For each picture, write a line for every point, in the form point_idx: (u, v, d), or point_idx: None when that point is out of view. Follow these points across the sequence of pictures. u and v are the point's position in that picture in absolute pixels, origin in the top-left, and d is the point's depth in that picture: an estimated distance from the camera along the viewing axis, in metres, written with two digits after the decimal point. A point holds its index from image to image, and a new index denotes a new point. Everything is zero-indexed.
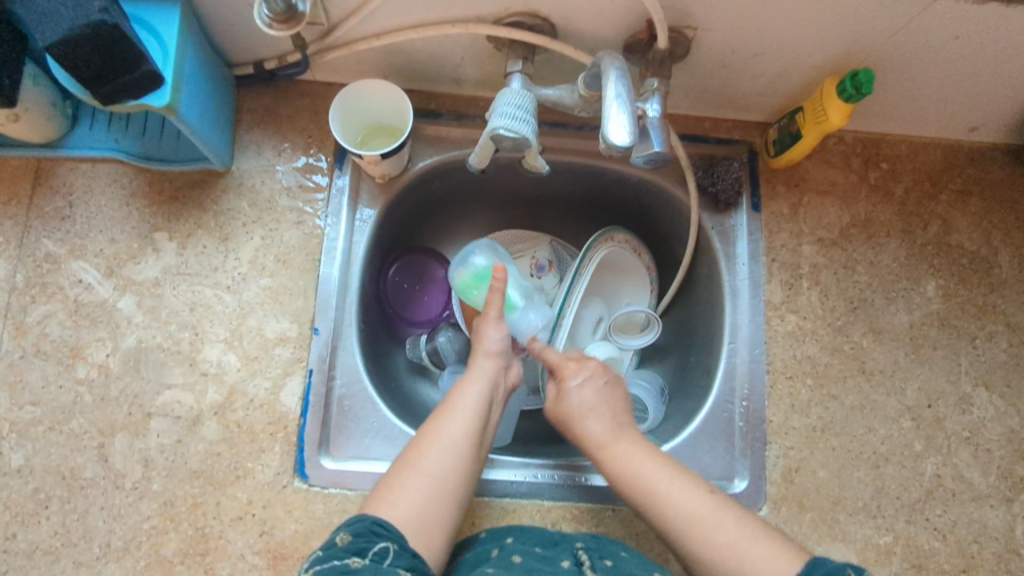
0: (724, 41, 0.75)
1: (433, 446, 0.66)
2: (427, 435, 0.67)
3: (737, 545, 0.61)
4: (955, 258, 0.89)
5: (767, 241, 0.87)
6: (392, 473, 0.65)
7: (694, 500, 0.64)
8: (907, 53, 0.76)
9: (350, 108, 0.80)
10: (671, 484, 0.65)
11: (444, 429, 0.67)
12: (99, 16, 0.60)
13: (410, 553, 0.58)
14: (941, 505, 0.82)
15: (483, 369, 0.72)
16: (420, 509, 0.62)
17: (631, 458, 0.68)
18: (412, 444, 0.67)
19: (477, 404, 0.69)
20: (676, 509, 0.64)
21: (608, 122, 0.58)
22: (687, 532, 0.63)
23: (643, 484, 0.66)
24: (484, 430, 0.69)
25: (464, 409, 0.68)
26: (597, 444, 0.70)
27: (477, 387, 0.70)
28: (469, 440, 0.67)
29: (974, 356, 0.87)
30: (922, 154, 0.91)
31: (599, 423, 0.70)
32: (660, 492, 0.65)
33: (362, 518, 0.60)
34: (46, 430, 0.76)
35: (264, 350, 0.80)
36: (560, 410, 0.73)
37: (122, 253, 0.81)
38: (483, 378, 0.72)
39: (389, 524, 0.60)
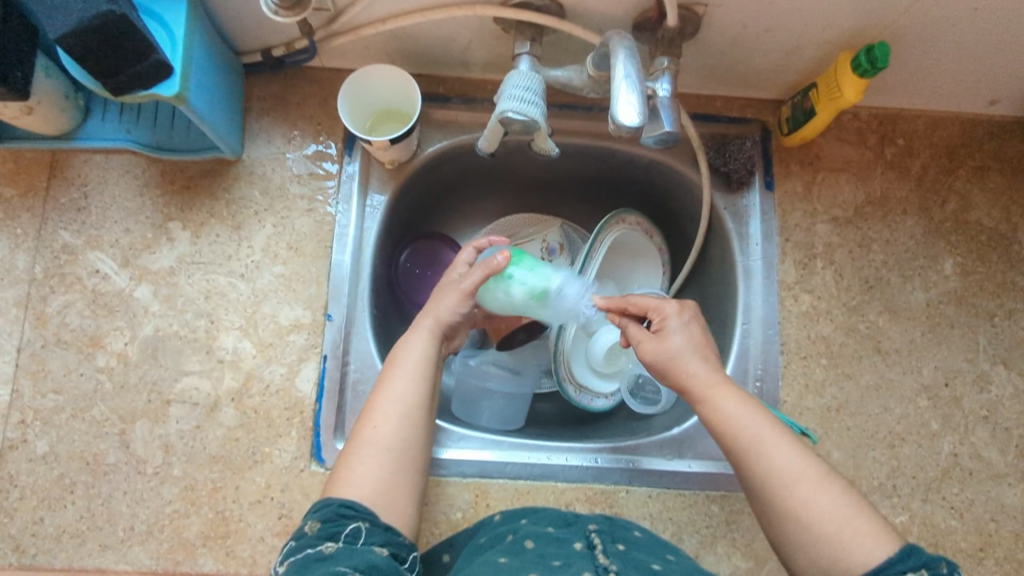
0: (735, 18, 0.74)
1: (388, 418, 0.67)
2: (378, 403, 0.68)
3: (836, 516, 0.59)
4: (973, 234, 0.87)
5: (781, 221, 0.86)
6: (349, 449, 0.66)
7: (793, 462, 0.62)
8: (925, 25, 0.74)
9: (358, 94, 0.80)
10: (778, 446, 0.63)
11: (393, 398, 0.68)
12: (107, 6, 0.59)
13: (382, 528, 0.61)
14: (958, 484, 0.81)
15: (424, 328, 0.73)
16: (380, 481, 0.64)
17: (740, 408, 0.65)
18: (362, 415, 0.68)
19: (422, 367, 0.70)
20: (779, 472, 0.62)
21: (617, 102, 0.57)
22: (788, 496, 0.61)
23: (755, 441, 0.63)
24: (430, 390, 0.70)
25: (410, 375, 0.69)
26: (701, 388, 0.67)
27: (421, 351, 0.71)
28: (417, 403, 0.68)
29: (992, 334, 0.85)
30: (940, 128, 0.90)
31: (704, 368, 0.68)
32: (767, 452, 0.63)
33: (328, 503, 0.62)
34: (70, 417, 0.78)
35: (278, 337, 0.80)
36: (659, 352, 0.69)
37: (137, 243, 0.82)
38: (426, 340, 0.72)
39: (356, 504, 0.62)
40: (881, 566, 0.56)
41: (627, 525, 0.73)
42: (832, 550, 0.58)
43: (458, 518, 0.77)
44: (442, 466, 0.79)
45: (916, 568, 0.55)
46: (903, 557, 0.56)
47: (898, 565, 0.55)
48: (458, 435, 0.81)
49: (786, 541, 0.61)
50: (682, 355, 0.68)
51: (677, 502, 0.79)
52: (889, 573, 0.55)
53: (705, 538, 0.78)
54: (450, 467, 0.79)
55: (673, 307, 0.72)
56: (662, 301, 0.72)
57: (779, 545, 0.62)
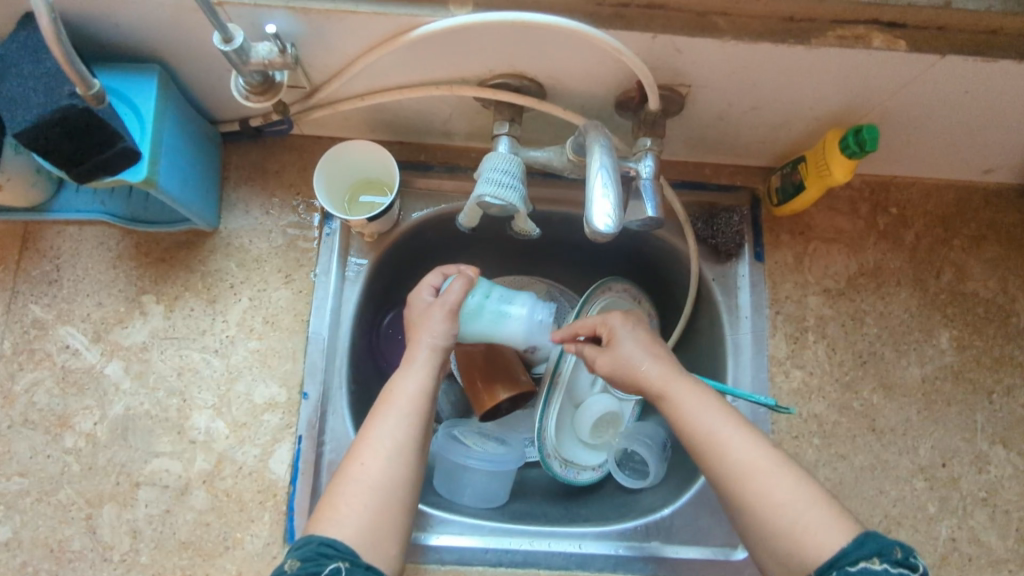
0: (721, 97, 0.72)
1: (375, 453, 0.64)
2: (366, 439, 0.65)
3: (788, 510, 0.59)
4: (969, 306, 0.85)
5: (771, 293, 0.84)
6: (335, 487, 0.63)
7: (746, 454, 0.62)
8: (916, 106, 0.72)
9: (335, 169, 0.78)
10: (735, 439, 0.63)
11: (385, 431, 0.65)
12: (68, 100, 0.57)
13: (363, 568, 0.58)
14: (956, 571, 0.78)
15: (420, 360, 0.70)
16: (365, 520, 0.61)
17: (693, 404, 0.65)
18: (350, 453, 0.65)
19: (413, 399, 0.68)
20: (733, 470, 0.62)
21: (592, 204, 0.55)
22: (744, 488, 0.61)
23: (710, 434, 0.64)
24: (424, 427, 0.67)
25: (402, 408, 0.67)
26: (654, 385, 0.67)
27: (415, 382, 0.68)
28: (407, 441, 0.65)
29: (990, 412, 0.83)
30: (934, 196, 0.88)
31: (655, 366, 0.68)
32: (721, 450, 0.63)
33: (309, 542, 0.59)
34: (34, 502, 0.75)
35: (252, 416, 0.78)
36: (614, 363, 0.70)
37: (109, 317, 0.80)
38: (422, 373, 0.69)
39: (337, 542, 0.59)
40: (835, 557, 0.56)
41: None
42: (788, 545, 0.58)
43: None
44: (420, 552, 0.76)
45: (868, 555, 0.55)
46: (857, 546, 0.56)
47: (852, 554, 0.55)
48: (437, 519, 0.78)
49: (744, 529, 0.62)
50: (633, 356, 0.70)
51: None
52: (842, 564, 0.55)
53: None
54: (427, 554, 0.76)
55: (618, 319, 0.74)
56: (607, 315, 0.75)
57: (743, 532, 0.62)
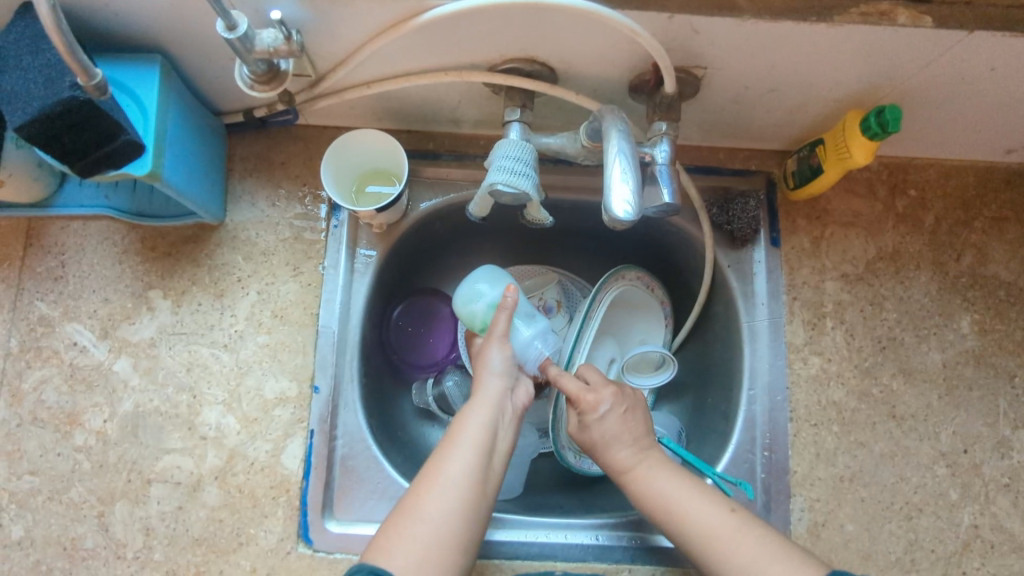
0: (737, 79, 0.70)
1: (434, 488, 0.61)
2: (429, 474, 0.62)
3: (762, 566, 0.58)
4: (990, 290, 0.83)
5: (788, 279, 0.83)
6: (394, 517, 0.61)
7: (716, 519, 0.61)
8: (938, 85, 0.70)
9: (342, 159, 0.77)
10: (694, 504, 0.62)
11: (450, 466, 0.62)
12: (70, 92, 0.55)
13: None
14: (979, 557, 0.77)
15: (487, 397, 0.67)
16: (419, 558, 0.58)
17: (658, 475, 0.65)
18: (414, 485, 0.62)
19: (482, 434, 0.65)
20: (704, 532, 0.61)
21: (611, 188, 0.54)
22: (716, 554, 0.60)
23: (670, 505, 0.63)
24: (489, 467, 0.64)
25: (464, 444, 0.64)
26: (616, 462, 0.67)
27: (483, 418, 0.66)
28: (469, 478, 0.62)
29: (1012, 396, 0.81)
30: (954, 178, 0.86)
31: (623, 442, 0.67)
32: (687, 516, 0.62)
33: (357, 569, 0.58)
34: (46, 500, 0.74)
35: (263, 412, 0.77)
36: (586, 433, 0.69)
37: (116, 313, 0.79)
38: (489, 406, 0.67)
39: (384, 574, 0.56)
40: None
41: None
42: None
43: None
44: None
45: None
46: None
47: None
48: None
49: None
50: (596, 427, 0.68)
51: None
52: None
53: None
54: None
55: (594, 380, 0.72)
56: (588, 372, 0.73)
57: None
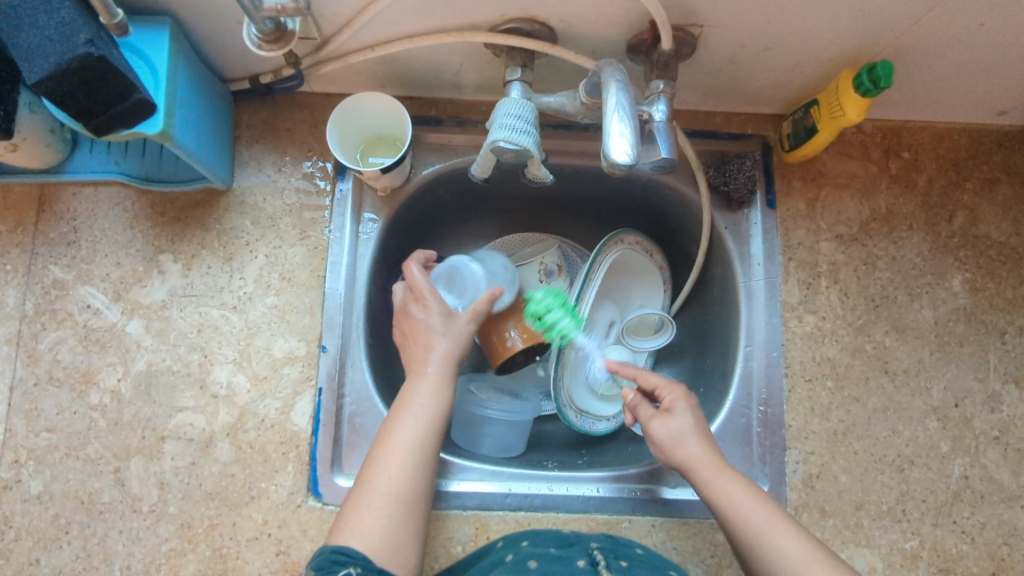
0: (733, 38, 0.71)
1: (389, 465, 0.66)
2: (381, 452, 0.67)
3: None
4: (982, 249, 0.85)
5: (783, 240, 0.84)
6: (355, 496, 0.65)
7: (797, 548, 0.61)
8: (929, 43, 0.71)
9: (346, 123, 0.79)
10: (778, 533, 0.63)
11: (398, 446, 0.67)
12: (85, 49, 0.58)
13: (376, 572, 0.60)
14: (969, 507, 0.79)
15: (430, 373, 0.72)
16: (384, 530, 0.63)
17: (744, 497, 0.65)
18: (369, 463, 0.67)
19: (426, 413, 0.69)
20: (790, 557, 0.61)
21: (608, 136, 0.56)
22: None
23: (752, 529, 0.63)
24: (436, 441, 0.69)
25: (411, 422, 0.68)
26: (702, 472, 0.67)
27: (424, 397, 0.70)
28: (418, 454, 0.67)
29: (1002, 352, 0.83)
30: (947, 140, 0.87)
31: (705, 452, 0.68)
32: (775, 541, 0.62)
33: (322, 551, 0.61)
34: (63, 456, 0.77)
35: (273, 370, 0.79)
36: (670, 432, 0.70)
37: (128, 276, 0.81)
38: (432, 384, 0.71)
39: (350, 550, 0.61)
40: None
41: (628, 542, 0.74)
42: None
43: (457, 551, 0.76)
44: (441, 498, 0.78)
45: None
46: None
47: None
48: (460, 467, 0.79)
49: None
50: (675, 445, 0.69)
51: (682, 531, 0.78)
52: None
53: (711, 567, 0.77)
54: (449, 500, 0.77)
55: (676, 397, 0.72)
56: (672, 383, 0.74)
57: None
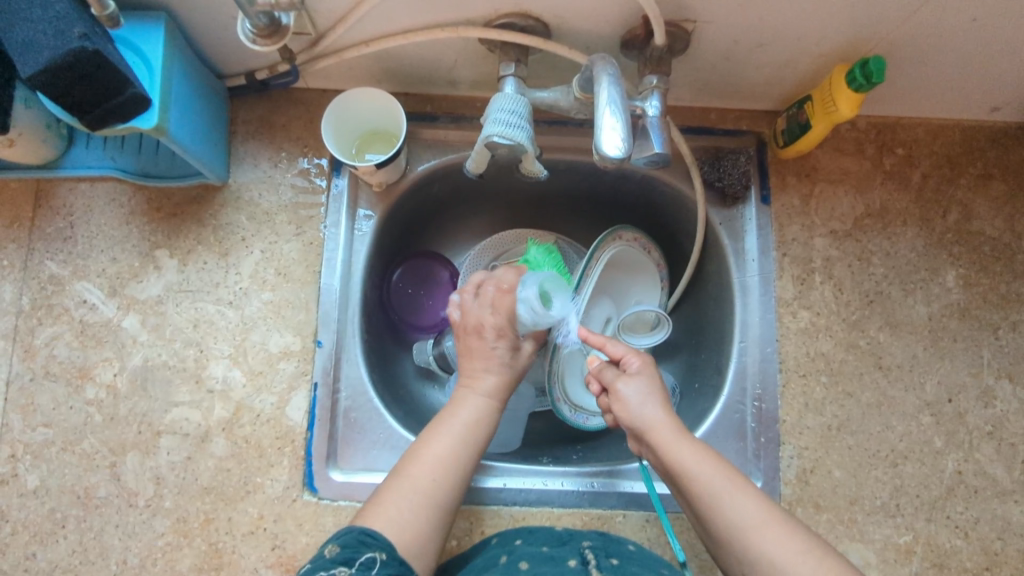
0: (726, 33, 0.72)
1: (429, 461, 0.68)
2: (422, 448, 0.70)
3: (801, 565, 0.59)
4: (976, 245, 0.85)
5: (778, 235, 0.85)
6: (388, 485, 0.67)
7: (749, 507, 0.63)
8: (921, 39, 0.72)
9: (341, 118, 0.79)
10: (733, 497, 0.64)
11: (440, 445, 0.69)
12: (79, 43, 0.58)
13: (398, 562, 0.61)
14: (962, 502, 0.80)
15: (482, 385, 0.75)
16: (412, 524, 0.64)
17: (692, 455, 0.66)
18: (407, 457, 0.69)
19: (469, 423, 0.72)
20: (742, 518, 0.62)
21: (601, 130, 0.56)
22: (753, 541, 0.61)
23: (709, 490, 0.64)
24: (476, 449, 0.71)
25: (458, 428, 0.71)
26: (654, 432, 0.69)
27: (474, 407, 0.74)
28: (457, 457, 0.69)
29: (996, 348, 0.84)
30: (941, 137, 0.87)
31: (658, 412, 0.70)
32: (721, 500, 0.64)
33: (349, 530, 0.63)
34: (59, 451, 0.77)
35: (268, 365, 0.79)
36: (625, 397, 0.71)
37: (124, 272, 0.81)
38: (480, 397, 0.74)
39: (377, 534, 0.62)
40: None
41: (619, 539, 0.74)
42: None
43: (452, 545, 0.76)
44: None
45: None
46: None
47: None
48: None
49: None
50: (638, 405, 0.70)
51: (676, 526, 0.78)
52: None
53: (703, 563, 0.77)
54: None
55: (637, 363, 0.74)
56: (630, 353, 0.75)
57: None
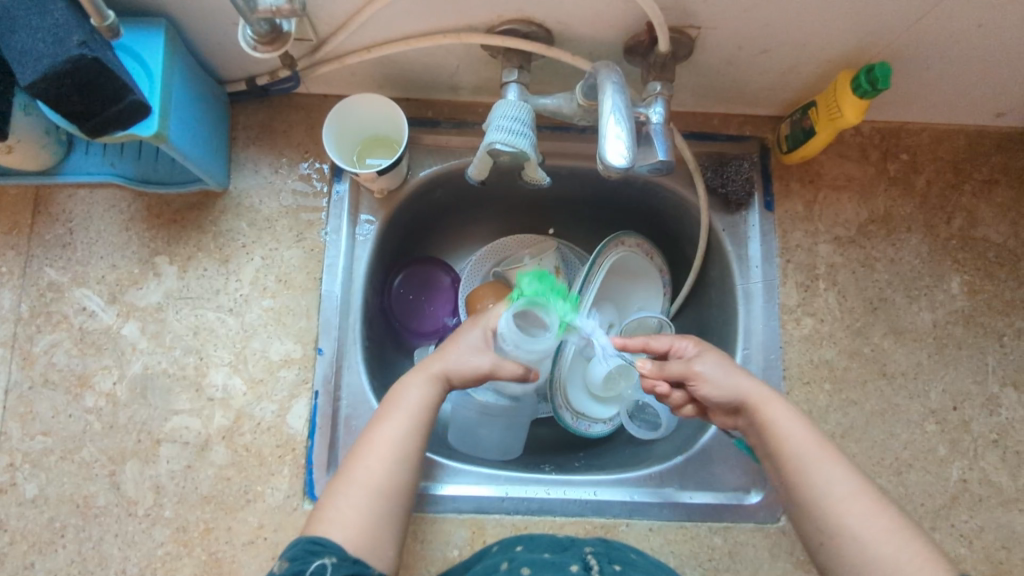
0: (730, 39, 0.71)
1: (369, 455, 0.66)
2: (365, 442, 0.67)
3: (887, 539, 0.61)
4: (980, 251, 0.85)
5: (781, 242, 0.84)
6: (332, 486, 0.65)
7: (847, 480, 0.64)
8: (927, 44, 0.71)
9: (342, 124, 0.78)
10: (818, 468, 0.65)
11: (382, 436, 0.67)
12: (77, 51, 0.58)
13: (351, 563, 0.60)
14: (967, 510, 0.79)
15: (427, 369, 0.71)
16: (361, 524, 0.63)
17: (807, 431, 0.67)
18: (353, 452, 0.67)
19: (414, 412, 0.69)
20: (837, 490, 0.63)
21: (605, 138, 0.56)
22: (840, 514, 0.63)
23: (807, 461, 0.65)
24: (423, 434, 0.68)
25: (402, 417, 0.68)
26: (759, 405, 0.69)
27: (419, 390, 0.70)
28: (399, 447, 0.67)
29: (1001, 355, 0.83)
30: (945, 142, 0.87)
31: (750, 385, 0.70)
32: (811, 473, 0.65)
33: (296, 542, 0.62)
34: (58, 459, 0.76)
35: (269, 372, 0.79)
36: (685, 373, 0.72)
37: (124, 278, 0.80)
38: (427, 380, 0.70)
39: (321, 540, 0.61)
40: None
41: (623, 547, 0.73)
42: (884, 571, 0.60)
43: (453, 555, 0.76)
44: (437, 502, 0.77)
45: None
46: None
47: None
48: (457, 470, 0.79)
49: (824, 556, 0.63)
50: (723, 381, 0.70)
51: (679, 535, 0.77)
52: None
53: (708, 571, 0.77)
54: (446, 504, 0.77)
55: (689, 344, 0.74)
56: (677, 338, 0.74)
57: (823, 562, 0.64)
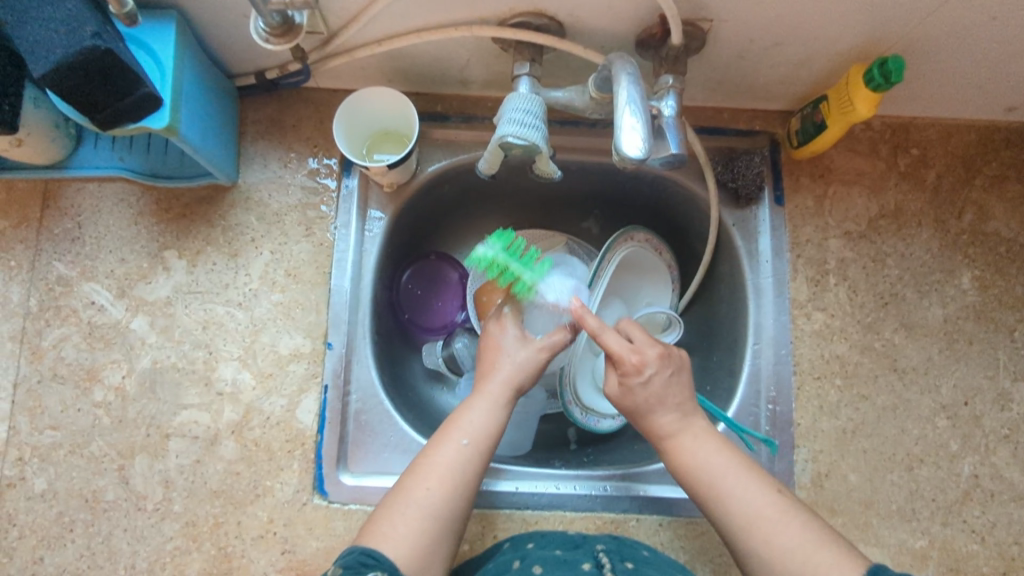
0: (742, 33, 0.71)
1: (431, 477, 0.64)
2: (424, 461, 0.65)
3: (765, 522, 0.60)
4: (991, 246, 0.85)
5: (792, 237, 0.84)
6: (388, 504, 0.63)
7: (711, 458, 0.64)
8: (939, 38, 0.71)
9: (352, 118, 0.78)
10: (739, 482, 0.63)
11: (445, 458, 0.65)
12: (91, 42, 0.58)
13: None
14: (979, 506, 0.79)
15: (490, 394, 0.69)
16: (417, 545, 0.61)
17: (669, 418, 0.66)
18: (411, 471, 0.65)
19: (476, 434, 0.66)
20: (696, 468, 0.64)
21: (620, 129, 0.56)
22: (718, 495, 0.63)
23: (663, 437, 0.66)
24: (484, 462, 0.66)
25: (465, 440, 0.66)
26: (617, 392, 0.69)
27: (483, 415, 0.68)
28: (462, 473, 0.64)
29: (1012, 350, 0.83)
30: (955, 137, 0.87)
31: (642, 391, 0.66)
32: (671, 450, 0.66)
33: (350, 552, 0.60)
34: (67, 454, 0.76)
35: (279, 366, 0.79)
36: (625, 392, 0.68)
37: (133, 273, 0.80)
38: (491, 405, 0.68)
39: (377, 555, 0.59)
40: None
41: (634, 544, 0.73)
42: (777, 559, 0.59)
43: (464, 549, 0.76)
44: None
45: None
46: None
47: None
48: None
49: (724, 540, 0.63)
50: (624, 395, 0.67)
51: (689, 530, 0.77)
52: None
53: (719, 566, 0.77)
54: None
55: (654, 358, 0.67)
56: (647, 347, 0.68)
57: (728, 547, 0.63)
